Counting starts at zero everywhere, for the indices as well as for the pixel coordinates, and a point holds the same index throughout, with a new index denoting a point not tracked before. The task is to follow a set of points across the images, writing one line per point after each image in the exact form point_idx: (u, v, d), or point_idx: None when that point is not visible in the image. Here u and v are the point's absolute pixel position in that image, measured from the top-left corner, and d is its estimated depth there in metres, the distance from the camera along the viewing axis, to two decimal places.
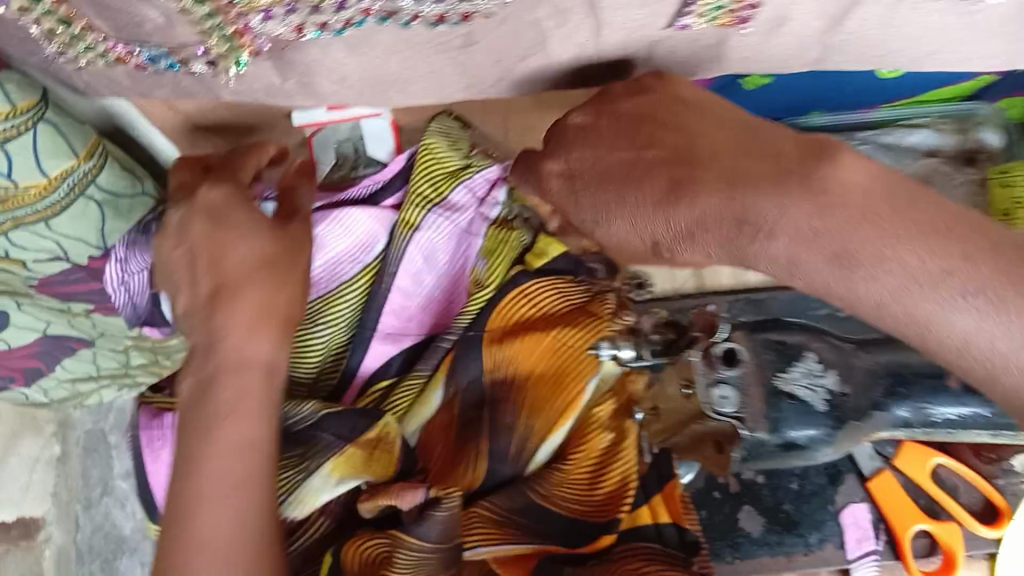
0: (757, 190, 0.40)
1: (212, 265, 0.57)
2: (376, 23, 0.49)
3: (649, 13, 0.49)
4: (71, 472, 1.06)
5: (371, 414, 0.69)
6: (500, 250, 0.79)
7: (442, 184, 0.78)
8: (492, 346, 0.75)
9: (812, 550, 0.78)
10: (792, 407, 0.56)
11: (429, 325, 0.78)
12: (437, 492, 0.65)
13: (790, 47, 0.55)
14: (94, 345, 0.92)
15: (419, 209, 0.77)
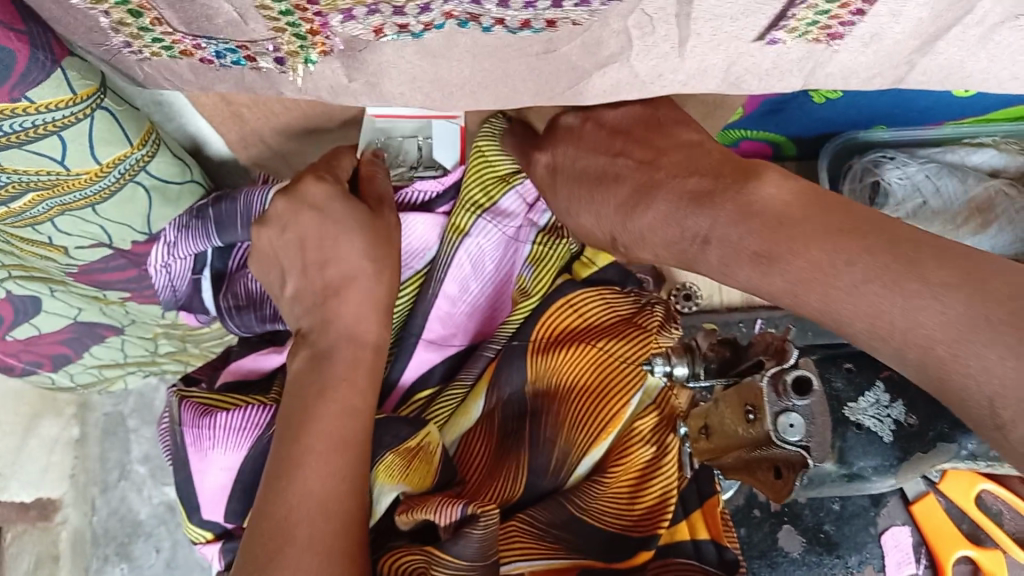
0: (712, 213, 0.51)
1: (321, 259, 0.66)
2: (457, 26, 0.47)
3: (741, 25, 0.48)
4: (90, 455, 1.12)
5: (415, 422, 0.70)
6: (547, 259, 0.79)
7: (493, 188, 0.77)
8: (536, 355, 0.75)
9: (852, 572, 0.72)
10: (860, 436, 0.50)
11: (473, 332, 0.80)
12: (475, 509, 0.64)
13: (880, 64, 0.53)
14: (123, 334, 0.96)
15: (469, 214, 0.77)
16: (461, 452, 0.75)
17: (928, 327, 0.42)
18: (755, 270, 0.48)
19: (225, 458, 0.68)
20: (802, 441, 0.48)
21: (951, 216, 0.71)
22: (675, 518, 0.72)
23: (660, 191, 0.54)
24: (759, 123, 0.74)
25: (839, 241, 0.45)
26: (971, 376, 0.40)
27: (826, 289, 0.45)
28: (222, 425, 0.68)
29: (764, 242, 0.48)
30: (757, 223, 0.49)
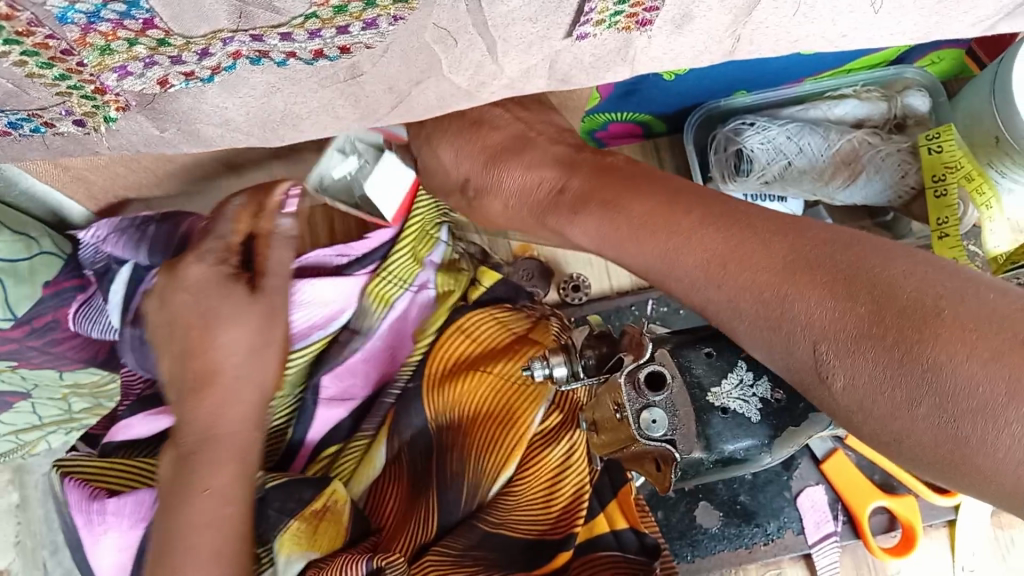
0: (629, 218, 0.48)
1: (192, 352, 0.60)
2: (250, 64, 0.45)
3: (544, 25, 0.46)
4: (37, 519, 0.86)
5: (320, 482, 0.66)
6: (446, 293, 0.77)
7: (419, 248, 0.77)
8: (431, 391, 0.72)
9: (771, 539, 0.73)
10: (724, 421, 0.50)
11: (374, 379, 0.75)
12: (380, 560, 0.60)
13: (700, 43, 0.52)
14: (33, 396, 0.77)
15: (394, 284, 0.76)
16: (372, 503, 0.70)
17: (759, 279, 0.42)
18: (601, 227, 0.50)
19: (121, 540, 0.63)
20: (666, 436, 0.47)
21: (819, 172, 0.72)
22: (593, 514, 0.71)
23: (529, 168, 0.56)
24: (619, 105, 0.74)
25: (679, 201, 0.47)
26: (796, 325, 0.40)
27: (667, 247, 0.46)
28: (116, 507, 0.63)
29: (606, 203, 0.50)
30: (609, 191, 0.51)
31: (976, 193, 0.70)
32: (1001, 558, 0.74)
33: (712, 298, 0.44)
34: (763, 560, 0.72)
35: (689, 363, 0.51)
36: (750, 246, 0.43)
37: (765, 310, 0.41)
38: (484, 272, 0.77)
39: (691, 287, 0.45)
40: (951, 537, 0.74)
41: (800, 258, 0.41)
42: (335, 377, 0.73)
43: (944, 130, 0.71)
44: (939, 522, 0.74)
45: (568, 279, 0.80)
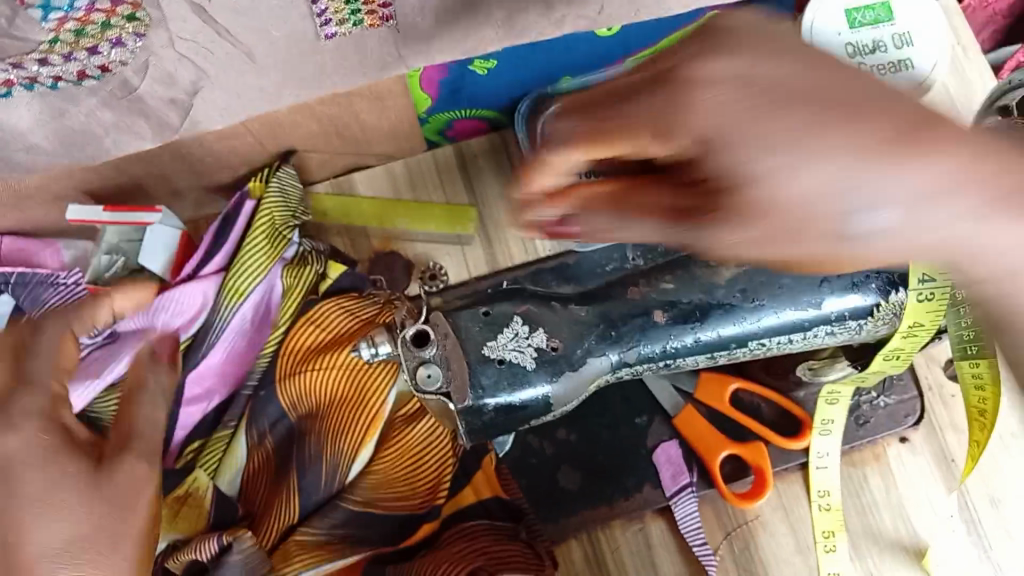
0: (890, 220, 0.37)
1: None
2: (27, 91, 0.51)
3: (289, 27, 0.51)
4: None
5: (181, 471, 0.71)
6: (296, 284, 0.77)
7: (279, 242, 0.77)
8: (285, 382, 0.75)
9: (631, 494, 0.76)
10: (500, 372, 0.53)
11: (232, 377, 0.77)
12: (229, 536, 0.66)
13: (460, 34, 0.57)
14: None
15: (249, 279, 0.75)
16: (244, 490, 0.74)
17: (892, 196, 0.35)
18: (894, 131, 0.35)
19: None
20: (441, 388, 0.52)
21: None
22: (459, 487, 0.75)
23: (574, 136, 0.43)
24: (454, 103, 0.78)
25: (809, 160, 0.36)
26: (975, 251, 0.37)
27: (830, 171, 0.35)
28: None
29: (866, 129, 0.35)
30: (826, 92, 0.37)
31: None
32: (855, 494, 0.77)
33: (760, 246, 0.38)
34: (625, 516, 0.75)
35: (465, 321, 0.54)
36: (938, 159, 0.35)
37: (953, 244, 0.36)
38: (332, 264, 0.79)
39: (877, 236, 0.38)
40: (806, 480, 0.77)
41: (958, 172, 0.35)
42: (199, 378, 0.75)
43: None
44: (795, 466, 0.77)
45: (427, 269, 0.83)
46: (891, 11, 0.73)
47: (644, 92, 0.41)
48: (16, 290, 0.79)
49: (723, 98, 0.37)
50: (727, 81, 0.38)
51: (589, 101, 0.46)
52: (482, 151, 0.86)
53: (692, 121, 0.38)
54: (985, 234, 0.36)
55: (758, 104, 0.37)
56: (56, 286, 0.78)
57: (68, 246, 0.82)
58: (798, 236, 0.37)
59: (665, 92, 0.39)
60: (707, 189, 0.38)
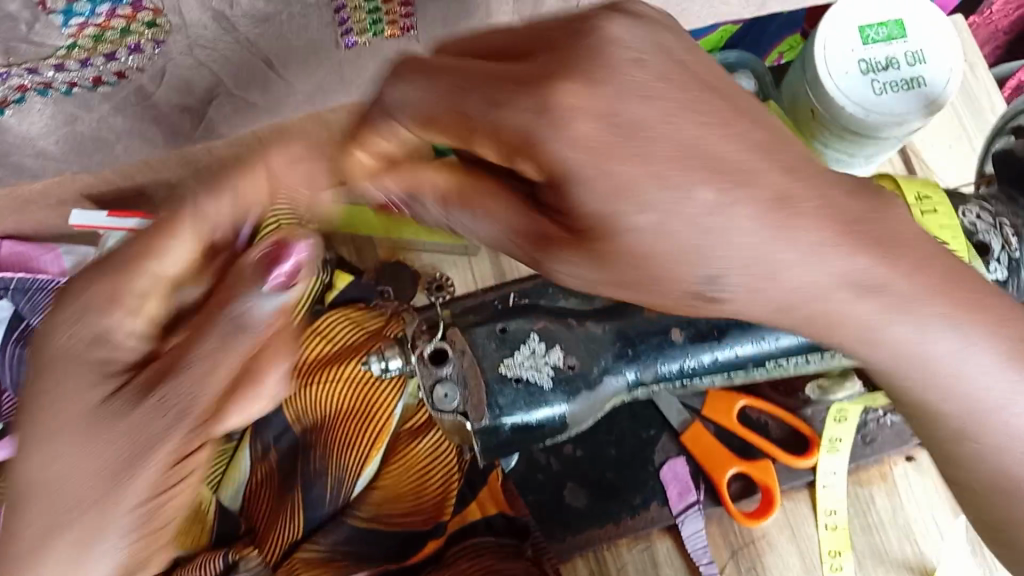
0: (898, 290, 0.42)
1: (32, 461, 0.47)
2: (39, 95, 0.49)
3: (309, 36, 0.51)
4: None
5: None
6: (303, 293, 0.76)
7: None
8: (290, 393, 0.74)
9: (638, 512, 0.76)
10: (516, 392, 0.53)
11: None
12: None
13: (480, 43, 0.57)
14: None
15: None
16: (247, 504, 0.73)
17: (804, 278, 0.40)
18: (860, 212, 0.40)
19: None
20: (458, 407, 0.52)
21: None
22: (465, 502, 0.74)
23: (443, 112, 0.40)
24: None
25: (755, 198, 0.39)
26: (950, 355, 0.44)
27: (768, 222, 0.39)
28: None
29: (814, 185, 0.40)
30: (704, 141, 0.38)
31: None
32: (861, 514, 0.76)
33: (741, 312, 0.42)
34: (631, 534, 0.75)
35: (482, 340, 0.54)
36: (848, 238, 0.40)
37: (858, 325, 0.42)
38: (338, 273, 0.78)
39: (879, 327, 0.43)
40: (812, 499, 0.76)
41: (881, 255, 0.41)
42: None
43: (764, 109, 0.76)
44: (801, 484, 0.77)
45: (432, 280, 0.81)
46: (903, 27, 0.73)
47: (521, 90, 0.38)
48: (15, 295, 0.77)
49: (588, 132, 0.37)
50: (591, 117, 0.37)
51: (459, 70, 0.40)
52: None
53: (546, 154, 0.37)
54: (890, 326, 0.42)
55: (610, 141, 0.38)
56: (54, 294, 0.77)
57: (69, 251, 0.80)
58: (651, 283, 0.41)
59: (603, 82, 0.38)
60: (581, 228, 0.39)
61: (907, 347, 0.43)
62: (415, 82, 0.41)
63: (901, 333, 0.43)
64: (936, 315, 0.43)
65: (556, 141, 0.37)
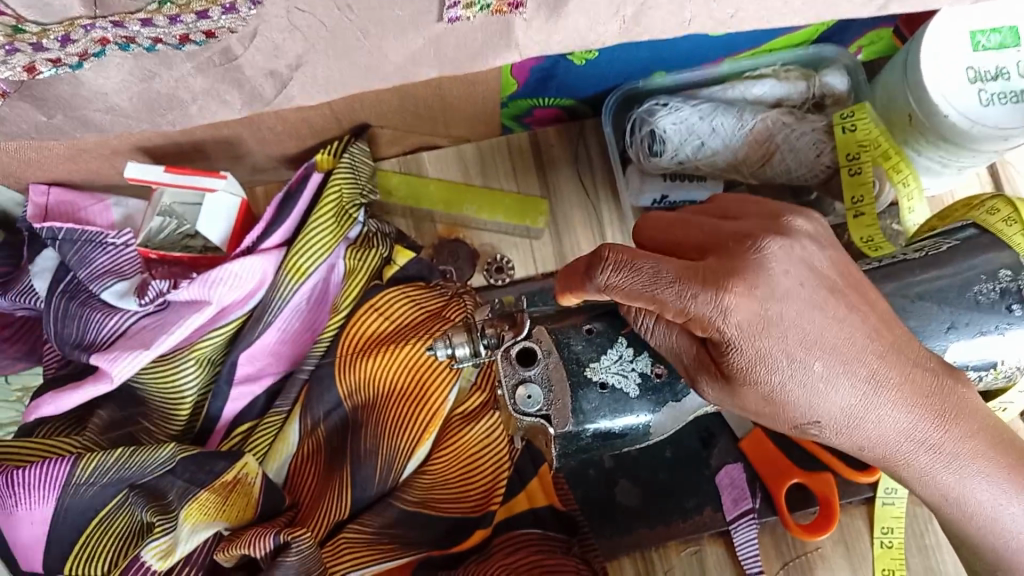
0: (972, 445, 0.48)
1: None
2: (119, 50, 0.46)
3: (412, 9, 0.47)
4: None
5: (231, 454, 0.68)
6: (360, 268, 0.74)
7: (343, 223, 0.73)
8: (344, 368, 0.71)
9: (689, 515, 0.74)
10: (601, 397, 0.50)
11: (285, 358, 0.74)
12: (287, 534, 0.63)
13: (584, 26, 0.53)
14: None
15: (310, 258, 0.72)
16: (292, 479, 0.71)
17: (885, 433, 0.47)
18: (930, 389, 0.48)
19: (32, 512, 0.66)
20: (541, 411, 0.49)
21: (732, 152, 0.72)
22: (512, 493, 0.73)
23: (645, 295, 0.44)
24: (539, 91, 0.74)
25: (872, 362, 0.47)
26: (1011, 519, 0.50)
27: (862, 388, 0.47)
28: (19, 480, 0.65)
29: (898, 363, 0.47)
30: (831, 332, 0.46)
31: (893, 171, 0.72)
32: (917, 534, 0.75)
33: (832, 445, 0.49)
34: (682, 535, 0.74)
35: (567, 340, 0.51)
36: (925, 406, 0.47)
37: (924, 471, 0.49)
38: (399, 249, 0.75)
39: (940, 490, 0.49)
40: (869, 515, 0.75)
41: (947, 425, 0.48)
42: (251, 358, 0.72)
43: (859, 108, 0.72)
44: (858, 499, 0.75)
45: (493, 260, 0.79)
46: (1018, 35, 0.68)
47: (724, 276, 0.44)
48: (62, 246, 0.74)
49: (744, 318, 0.44)
50: (749, 309, 0.44)
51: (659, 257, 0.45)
52: (558, 139, 0.81)
53: (714, 329, 0.45)
54: (972, 487, 0.49)
55: (757, 328, 0.45)
56: (106, 246, 0.74)
57: (119, 203, 0.80)
58: (775, 416, 0.48)
59: (761, 288, 0.44)
60: (729, 371, 0.47)
61: (961, 496, 0.49)
62: (617, 269, 0.44)
63: (951, 483, 0.49)
64: (983, 474, 0.49)
65: (720, 320, 0.44)
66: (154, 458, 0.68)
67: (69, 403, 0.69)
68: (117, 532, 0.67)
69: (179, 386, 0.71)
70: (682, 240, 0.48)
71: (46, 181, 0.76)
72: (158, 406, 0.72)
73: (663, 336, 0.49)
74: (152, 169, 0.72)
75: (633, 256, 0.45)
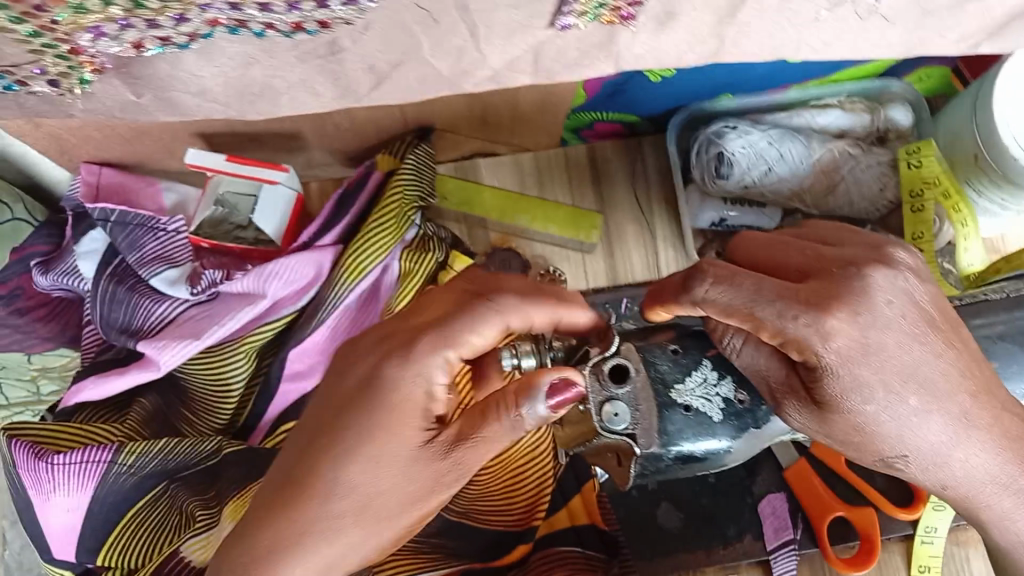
0: None
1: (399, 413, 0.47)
2: (228, 33, 0.45)
3: (526, 13, 0.46)
4: None
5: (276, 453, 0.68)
6: (416, 271, 0.73)
7: (398, 226, 0.71)
8: None
9: (730, 542, 0.74)
10: (686, 419, 0.50)
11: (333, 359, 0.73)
12: None
13: (685, 42, 0.52)
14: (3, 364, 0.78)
15: (368, 258, 0.70)
16: None
17: (972, 471, 0.48)
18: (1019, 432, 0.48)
19: (69, 500, 0.65)
20: (627, 429, 0.48)
21: (797, 180, 0.72)
22: (555, 508, 0.72)
23: (742, 311, 0.45)
24: (606, 105, 0.73)
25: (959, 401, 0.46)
26: None
27: (953, 425, 0.46)
28: (60, 466, 0.65)
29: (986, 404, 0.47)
30: (929, 365, 0.46)
31: (952, 210, 0.71)
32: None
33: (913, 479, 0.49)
34: (721, 563, 0.73)
35: (654, 359, 0.51)
36: (1011, 449, 0.48)
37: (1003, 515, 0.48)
38: (456, 256, 0.75)
39: None
40: (907, 553, 0.74)
41: None
42: (300, 354, 0.71)
43: (925, 146, 0.71)
44: (896, 537, 0.75)
45: (545, 272, 0.79)
46: None
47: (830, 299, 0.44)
48: (113, 230, 0.73)
49: (848, 343, 0.44)
50: (850, 335, 0.44)
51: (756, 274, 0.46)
52: (616, 154, 0.81)
53: (812, 352, 0.44)
54: None
55: (856, 354, 0.44)
56: (156, 232, 0.73)
57: (169, 187, 0.79)
58: (862, 448, 0.48)
59: (864, 314, 0.44)
60: (820, 397, 0.47)
61: None
62: (715, 284, 0.45)
63: None
64: None
65: (821, 344, 0.44)
66: (199, 450, 0.69)
67: (112, 387, 0.69)
68: (150, 524, 0.67)
69: (226, 376, 0.70)
70: (780, 261, 0.47)
71: (98, 162, 0.75)
72: (203, 397, 0.71)
73: (750, 356, 0.50)
74: (211, 157, 0.72)
75: (732, 271, 0.46)
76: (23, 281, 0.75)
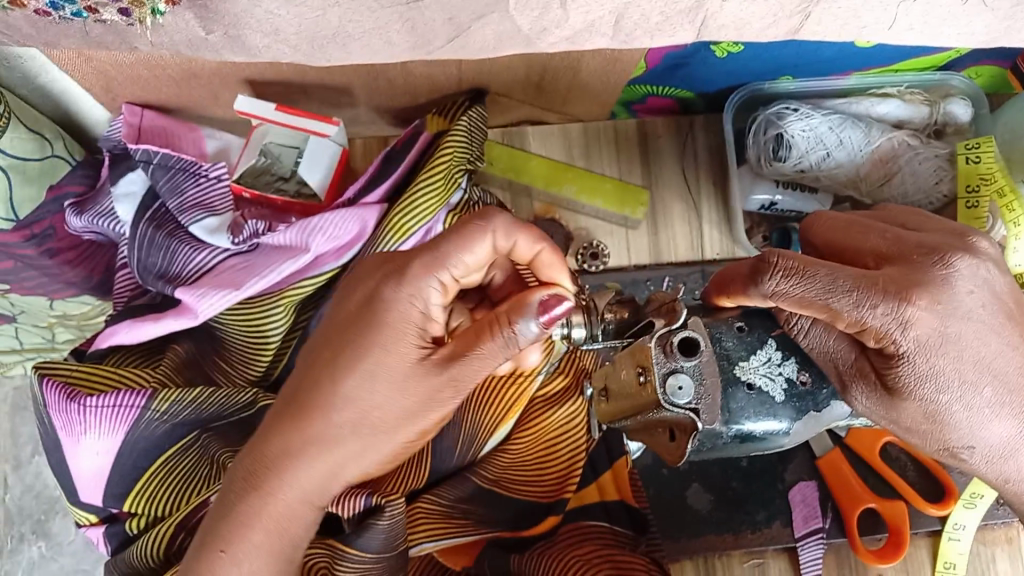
0: None
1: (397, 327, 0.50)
2: None
3: None
4: None
5: None
6: None
7: (445, 188, 0.69)
8: None
9: (759, 528, 0.73)
10: (749, 398, 0.50)
11: None
12: (379, 498, 0.61)
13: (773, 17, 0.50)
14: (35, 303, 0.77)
15: (414, 219, 0.69)
16: None
17: None
18: None
19: (99, 443, 0.65)
20: (689, 404, 0.48)
21: (853, 168, 0.71)
22: (586, 482, 0.71)
23: (818, 303, 0.44)
24: (664, 79, 0.72)
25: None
26: None
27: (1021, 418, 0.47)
28: (91, 407, 0.64)
29: None
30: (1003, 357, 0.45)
31: (1006, 209, 0.69)
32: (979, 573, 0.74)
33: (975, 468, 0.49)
34: (747, 547, 0.73)
35: (720, 336, 0.51)
36: None
37: None
38: None
39: None
40: (934, 548, 0.74)
41: None
42: None
43: (986, 141, 0.70)
44: (924, 532, 0.74)
45: (588, 245, 0.78)
46: None
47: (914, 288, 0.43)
48: (155, 172, 0.71)
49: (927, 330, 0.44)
50: (931, 323, 0.44)
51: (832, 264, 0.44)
52: (666, 131, 0.79)
53: (890, 340, 0.44)
54: None
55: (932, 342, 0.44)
56: (199, 178, 0.72)
57: (212, 135, 0.78)
58: (933, 433, 0.48)
59: (944, 302, 0.44)
60: (890, 382, 0.47)
61: None
62: (788, 278, 0.44)
63: None
64: None
65: (898, 331, 0.44)
66: (235, 400, 0.68)
67: (147, 333, 0.68)
68: (182, 471, 0.66)
69: (265, 329, 0.70)
70: (857, 244, 0.47)
71: (140, 103, 0.73)
72: (241, 349, 0.71)
73: (815, 337, 0.50)
74: (261, 103, 0.70)
75: (808, 262, 0.44)
76: (55, 221, 0.71)
